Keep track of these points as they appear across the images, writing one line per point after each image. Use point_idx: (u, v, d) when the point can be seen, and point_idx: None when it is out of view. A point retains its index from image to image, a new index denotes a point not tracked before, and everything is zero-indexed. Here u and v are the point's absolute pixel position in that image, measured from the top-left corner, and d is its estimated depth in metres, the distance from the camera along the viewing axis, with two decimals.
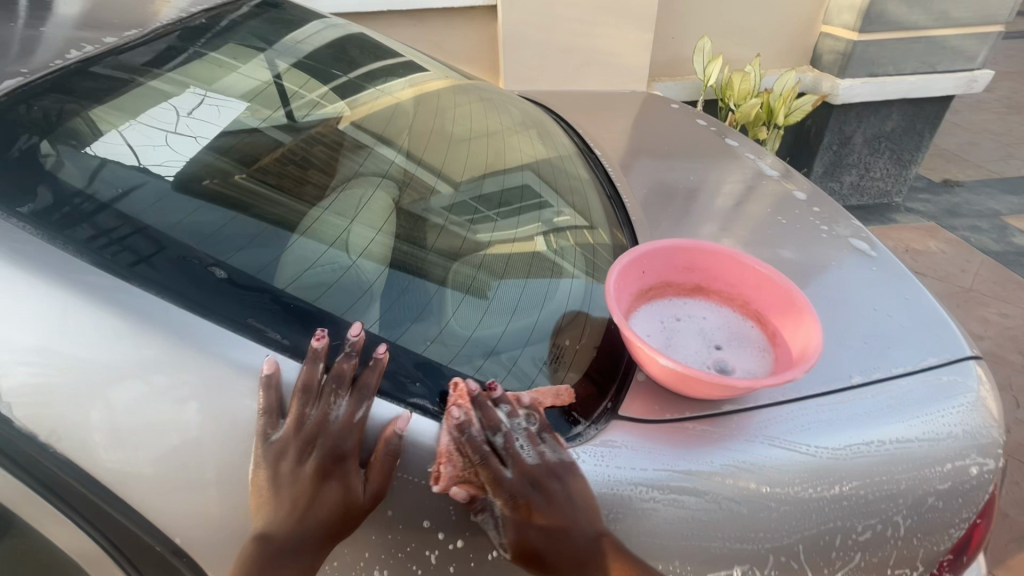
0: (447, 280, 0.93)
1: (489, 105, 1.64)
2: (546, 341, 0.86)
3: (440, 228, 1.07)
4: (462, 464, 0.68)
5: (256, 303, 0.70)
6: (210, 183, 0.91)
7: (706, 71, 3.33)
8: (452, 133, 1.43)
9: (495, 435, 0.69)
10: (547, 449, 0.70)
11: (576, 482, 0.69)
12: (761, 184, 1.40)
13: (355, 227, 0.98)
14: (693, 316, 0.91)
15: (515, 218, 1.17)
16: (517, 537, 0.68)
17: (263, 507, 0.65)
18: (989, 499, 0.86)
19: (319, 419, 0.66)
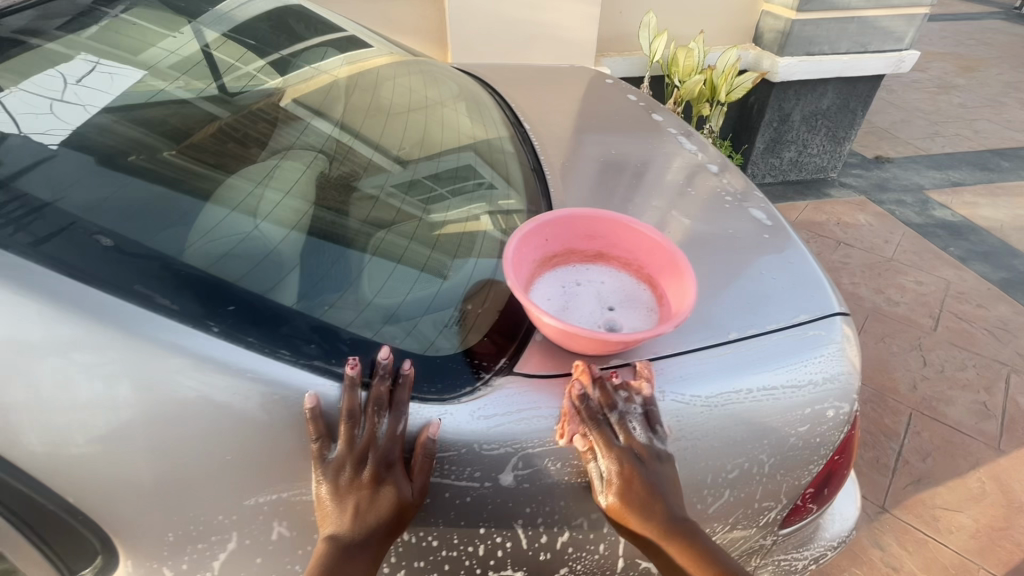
0: (371, 247, 0.97)
1: (433, 82, 1.65)
2: (450, 308, 0.90)
3: (373, 200, 1.11)
4: (580, 426, 0.78)
5: (145, 271, 0.70)
6: (137, 158, 0.92)
7: (652, 46, 3.39)
8: (387, 109, 1.45)
9: (614, 412, 0.78)
10: (655, 437, 0.80)
11: (667, 469, 0.80)
12: (678, 158, 1.47)
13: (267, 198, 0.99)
14: (592, 280, 0.97)
15: (433, 190, 1.19)
16: (615, 499, 0.78)
17: (328, 517, 0.71)
18: (845, 438, 0.98)
19: (367, 437, 0.72)
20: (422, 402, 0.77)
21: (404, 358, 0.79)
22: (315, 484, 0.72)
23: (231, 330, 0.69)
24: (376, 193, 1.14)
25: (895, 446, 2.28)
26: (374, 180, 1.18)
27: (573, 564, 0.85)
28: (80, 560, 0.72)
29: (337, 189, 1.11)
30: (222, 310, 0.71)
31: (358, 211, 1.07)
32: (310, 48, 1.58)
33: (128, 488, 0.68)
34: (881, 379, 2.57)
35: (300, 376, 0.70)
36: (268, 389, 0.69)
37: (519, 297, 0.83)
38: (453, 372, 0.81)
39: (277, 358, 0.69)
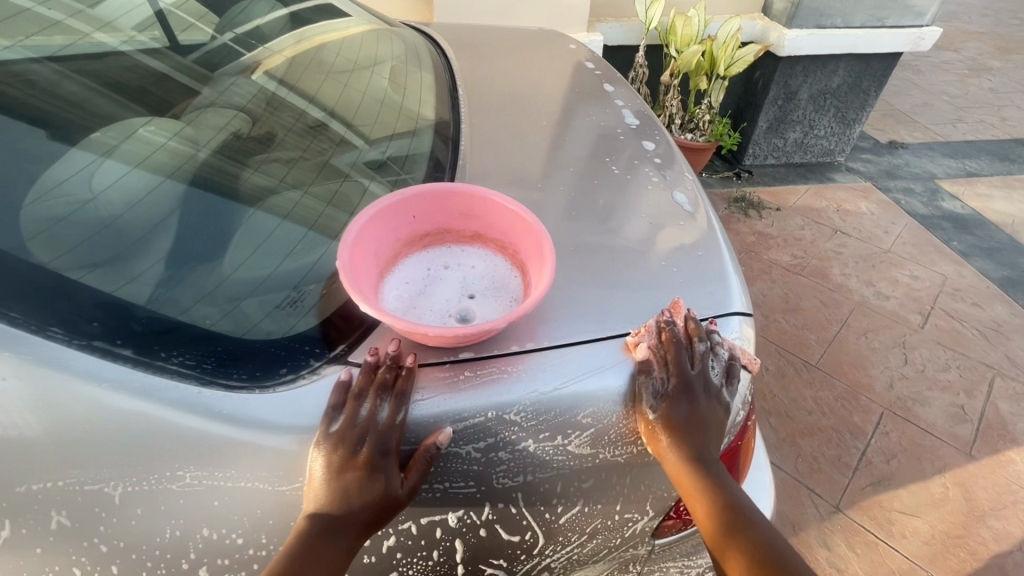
0: (262, 203, 0.92)
1: (375, 42, 1.52)
2: (286, 288, 0.81)
3: (284, 162, 1.03)
4: (663, 344, 0.84)
5: None
6: (103, 137, 0.90)
7: (648, 13, 3.18)
8: (327, 70, 1.36)
9: (701, 343, 0.85)
10: (721, 384, 0.86)
11: (714, 415, 0.85)
12: (615, 134, 1.35)
13: (124, 146, 0.90)
14: (462, 264, 0.89)
15: (330, 159, 1.08)
16: (665, 412, 0.81)
17: (315, 493, 0.71)
18: (725, 449, 0.90)
19: (368, 418, 0.72)
20: (227, 390, 0.69)
21: (211, 342, 0.72)
22: (90, 475, 0.66)
23: None
24: (281, 157, 1.04)
25: (859, 446, 2.16)
26: (280, 143, 1.08)
27: (404, 570, 0.80)
28: None
29: (218, 147, 1.00)
30: None
31: (211, 166, 0.95)
32: (277, 19, 1.50)
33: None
34: (855, 376, 2.43)
35: (71, 357, 0.64)
36: (30, 367, 0.63)
37: (347, 280, 0.74)
38: (275, 359, 0.74)
39: (47, 337, 0.64)
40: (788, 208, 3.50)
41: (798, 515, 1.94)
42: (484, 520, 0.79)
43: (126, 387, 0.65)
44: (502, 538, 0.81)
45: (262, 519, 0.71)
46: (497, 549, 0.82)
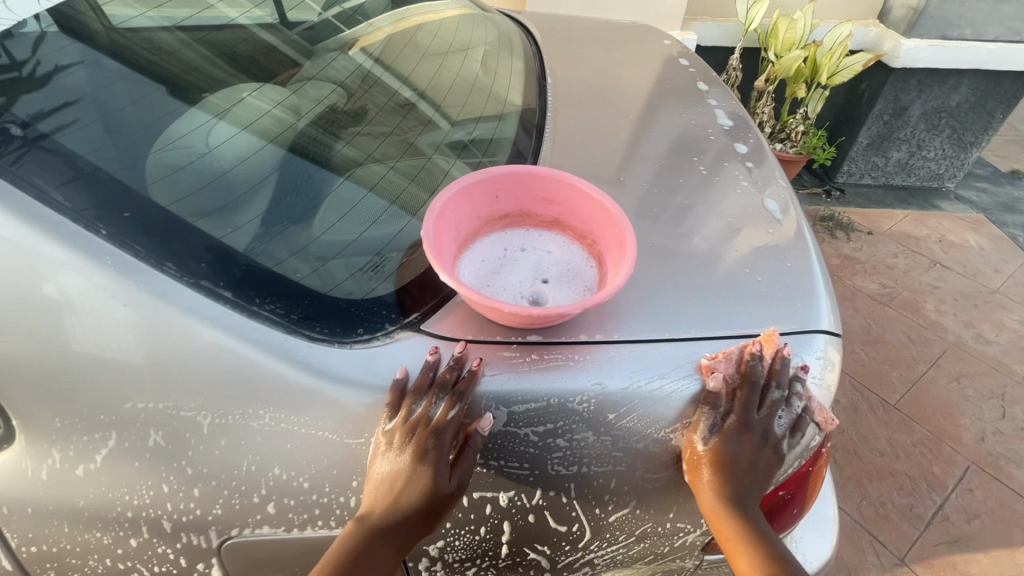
0: (350, 173, 0.96)
1: (468, 27, 1.55)
2: (370, 253, 0.85)
3: (377, 136, 1.07)
4: (732, 377, 0.81)
5: (46, 164, 0.71)
6: (211, 95, 0.97)
7: (750, 14, 3.02)
8: (420, 51, 1.40)
9: (777, 390, 0.81)
10: (785, 437, 0.83)
11: (763, 461, 0.81)
12: (706, 135, 1.29)
13: (237, 110, 0.98)
14: (538, 248, 0.89)
15: (416, 139, 1.11)
16: (717, 445, 0.78)
17: (375, 487, 0.74)
18: (795, 473, 0.85)
19: (424, 419, 0.73)
20: (310, 340, 0.73)
21: (299, 294, 0.76)
22: (187, 403, 0.72)
23: (120, 237, 0.69)
24: (368, 130, 1.09)
25: (936, 499, 1.97)
26: (371, 118, 1.13)
27: (451, 540, 0.82)
28: None
29: (313, 117, 1.06)
30: (115, 215, 0.71)
31: (307, 135, 1.00)
32: None
33: (10, 366, 0.70)
34: (940, 423, 2.21)
35: (180, 291, 0.70)
36: (146, 296, 0.69)
37: (429, 249, 0.76)
38: (354, 318, 0.77)
39: (161, 271, 0.70)
40: (882, 233, 3.23)
41: (857, 561, 1.79)
42: (534, 504, 0.79)
43: (224, 326, 0.70)
44: (550, 525, 0.81)
45: (328, 467, 0.75)
46: (543, 536, 0.82)
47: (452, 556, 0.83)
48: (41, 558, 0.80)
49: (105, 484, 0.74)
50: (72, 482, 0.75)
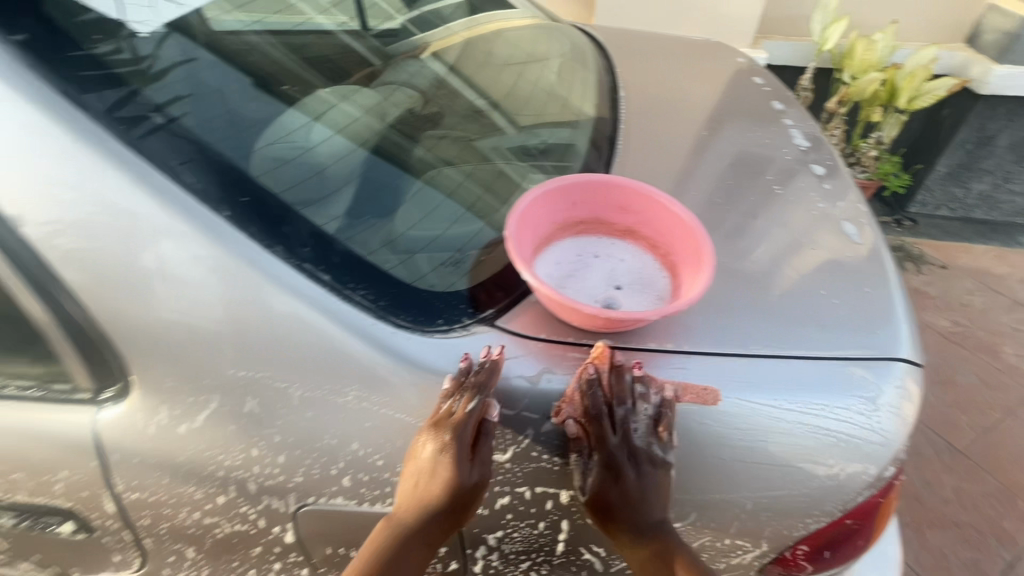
0: (423, 175, 1.02)
1: (542, 39, 1.59)
2: (451, 249, 0.90)
3: (451, 142, 1.14)
4: (583, 409, 0.78)
5: (182, 150, 0.77)
6: (288, 88, 1.04)
7: (825, 34, 2.94)
8: (496, 61, 1.45)
9: (621, 407, 0.78)
10: (657, 443, 0.78)
11: (660, 477, 0.78)
12: (781, 154, 1.28)
13: (333, 112, 1.06)
14: (612, 256, 0.91)
15: (492, 147, 1.17)
16: (598, 488, 0.79)
17: (405, 476, 0.78)
18: (865, 502, 0.83)
19: (451, 416, 0.75)
20: (395, 327, 0.78)
21: (388, 283, 0.81)
22: (283, 376, 0.78)
23: (239, 219, 0.75)
24: (441, 135, 1.16)
25: (1006, 556, 1.83)
26: (445, 125, 1.19)
27: (509, 532, 0.84)
28: (106, 380, 0.82)
29: (394, 121, 1.13)
30: (235, 199, 0.76)
31: (388, 138, 1.07)
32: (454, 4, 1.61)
33: (132, 329, 0.77)
34: (1014, 475, 2.05)
35: (287, 273, 0.75)
36: (256, 276, 0.74)
37: (512, 249, 0.80)
38: (435, 309, 0.82)
39: (271, 253, 0.75)
40: (958, 268, 3.04)
41: None
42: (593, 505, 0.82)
43: (321, 305, 0.75)
44: None
45: (402, 448, 0.80)
46: (600, 538, 0.84)
47: (509, 547, 0.86)
48: (139, 505, 0.87)
49: (203, 443, 0.81)
50: (175, 439, 0.82)
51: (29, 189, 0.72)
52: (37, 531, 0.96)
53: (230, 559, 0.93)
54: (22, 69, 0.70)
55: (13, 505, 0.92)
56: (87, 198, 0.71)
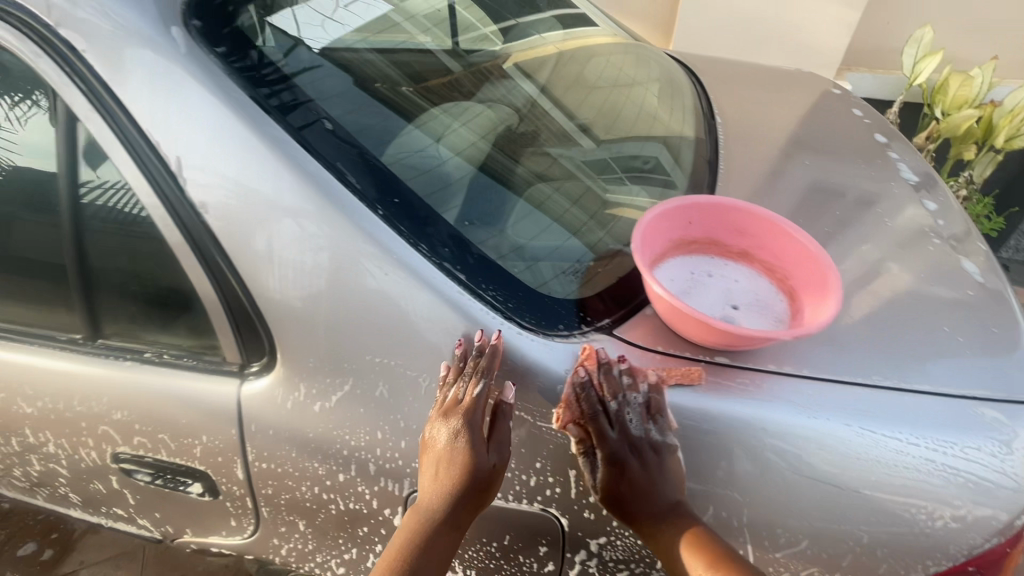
0: (524, 193, 1.05)
1: (636, 61, 1.64)
2: (572, 260, 0.95)
3: (551, 159, 1.17)
4: (580, 410, 0.82)
5: (346, 153, 0.85)
6: (380, 86, 1.04)
7: (915, 70, 2.83)
8: (592, 82, 1.49)
9: (614, 402, 0.83)
10: (653, 428, 0.82)
11: (671, 461, 0.82)
12: (890, 188, 1.25)
13: (451, 125, 1.10)
14: (726, 276, 0.93)
15: (596, 166, 1.21)
16: (607, 482, 0.83)
17: (426, 467, 0.83)
18: (992, 551, 0.80)
19: (460, 402, 0.81)
20: (521, 328, 0.83)
21: (516, 286, 0.86)
22: (418, 367, 0.84)
23: (391, 218, 0.82)
24: (544, 151, 1.19)
25: None
26: (545, 142, 1.23)
27: (612, 539, 0.89)
28: (254, 355, 0.90)
29: (499, 140, 1.15)
30: (388, 200, 0.84)
31: (494, 160, 1.09)
32: (542, 20, 1.61)
33: (287, 311, 0.85)
34: None
35: (429, 270, 0.81)
36: (403, 270, 0.80)
37: (638, 261, 0.84)
38: (557, 315, 0.86)
39: (417, 250, 0.82)
40: None
41: None
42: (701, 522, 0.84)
43: (458, 302, 0.81)
44: None
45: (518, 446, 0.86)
46: None
47: (610, 555, 0.90)
48: (265, 475, 0.95)
49: (334, 422, 0.88)
50: (309, 416, 0.89)
51: (219, 181, 0.81)
52: (167, 490, 1.06)
53: (337, 536, 1.00)
54: (223, 80, 0.82)
55: (153, 463, 1.02)
56: (263, 192, 0.81)
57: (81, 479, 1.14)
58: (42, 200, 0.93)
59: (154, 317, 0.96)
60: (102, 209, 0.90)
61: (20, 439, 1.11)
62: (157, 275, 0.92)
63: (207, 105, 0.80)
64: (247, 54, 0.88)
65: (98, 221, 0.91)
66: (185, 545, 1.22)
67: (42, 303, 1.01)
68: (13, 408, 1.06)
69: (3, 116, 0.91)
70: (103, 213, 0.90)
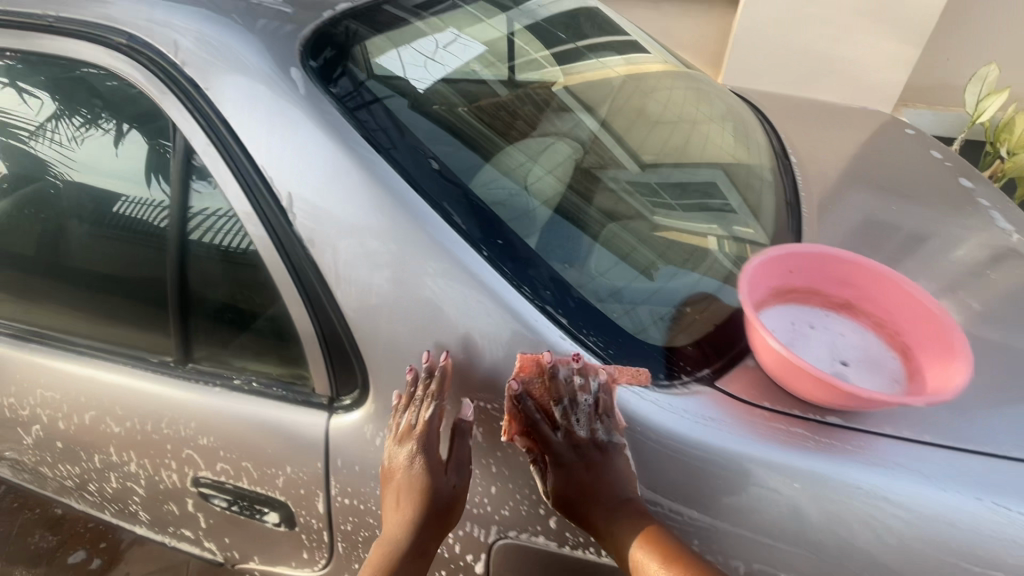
0: (599, 236, 0.99)
1: (698, 95, 1.57)
2: (669, 305, 0.92)
3: (613, 194, 1.11)
4: (523, 414, 0.81)
5: (452, 194, 0.85)
6: (438, 107, 1.02)
7: (979, 106, 2.73)
8: (652, 113, 1.42)
9: (558, 404, 0.82)
10: (599, 427, 0.82)
11: (622, 460, 0.82)
12: (985, 238, 1.21)
13: (519, 159, 1.05)
14: (829, 328, 0.89)
15: (663, 206, 1.14)
16: (560, 486, 0.83)
17: (389, 495, 0.86)
18: None
19: (416, 424, 0.83)
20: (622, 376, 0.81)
21: (616, 333, 0.84)
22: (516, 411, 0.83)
23: (495, 259, 0.82)
24: (613, 188, 1.13)
25: None
26: (608, 177, 1.16)
27: None
28: (345, 388, 0.91)
29: (569, 178, 1.10)
30: (492, 241, 0.84)
31: (564, 199, 1.04)
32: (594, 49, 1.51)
33: (385, 349, 0.85)
34: None
35: (532, 314, 0.80)
36: (506, 314, 0.79)
37: (748, 313, 0.82)
38: (657, 363, 0.84)
39: (520, 293, 0.81)
40: None
41: None
42: None
43: (561, 348, 0.80)
44: None
45: None
46: None
47: None
48: (346, 510, 0.95)
49: None
50: None
51: (327, 218, 0.83)
52: (242, 517, 1.06)
53: None
54: (336, 120, 0.84)
55: (232, 490, 1.03)
56: (369, 230, 0.81)
57: (156, 500, 1.16)
58: (152, 227, 0.97)
59: (246, 346, 0.98)
60: (206, 240, 0.93)
61: (102, 457, 1.13)
62: (256, 307, 0.94)
63: (322, 144, 0.82)
64: (347, 88, 0.89)
65: (203, 250, 0.94)
66: (248, 570, 1.22)
67: (138, 326, 1.05)
68: (101, 426, 1.08)
69: (66, 136, 1.00)
70: (208, 241, 0.93)
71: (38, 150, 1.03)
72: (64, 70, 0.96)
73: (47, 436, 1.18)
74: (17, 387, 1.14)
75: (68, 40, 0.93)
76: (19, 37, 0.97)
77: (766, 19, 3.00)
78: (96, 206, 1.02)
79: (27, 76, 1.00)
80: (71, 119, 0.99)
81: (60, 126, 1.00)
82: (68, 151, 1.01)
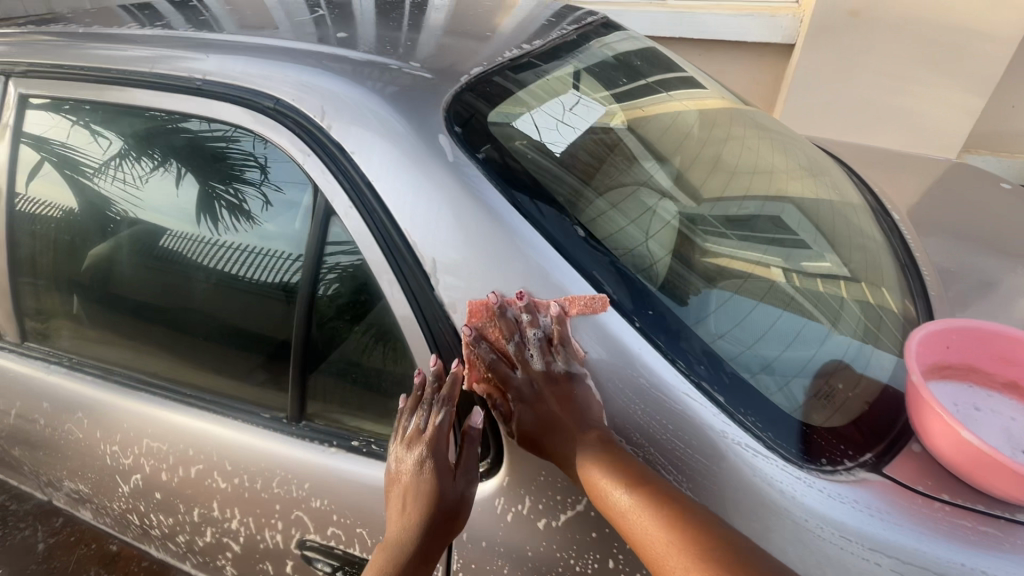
0: (694, 298, 0.90)
1: (765, 135, 1.52)
2: (817, 379, 0.88)
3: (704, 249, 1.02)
4: (483, 358, 0.82)
5: (598, 261, 0.84)
6: (489, 150, 0.90)
7: None
8: (726, 162, 1.33)
9: (512, 342, 0.82)
10: (556, 359, 0.81)
11: (584, 393, 0.80)
12: None
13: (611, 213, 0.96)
14: (999, 412, 0.83)
15: (760, 264, 1.04)
16: (527, 424, 0.81)
17: (398, 503, 0.81)
18: None
19: (423, 425, 0.82)
20: (785, 460, 0.76)
21: (774, 411, 0.80)
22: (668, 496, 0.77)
23: (648, 331, 0.79)
24: (705, 243, 1.04)
25: None
26: (691, 230, 1.05)
27: None
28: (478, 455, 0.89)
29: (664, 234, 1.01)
30: (643, 311, 0.82)
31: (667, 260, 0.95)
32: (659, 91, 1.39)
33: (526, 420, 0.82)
34: None
35: (692, 391, 0.77)
36: (665, 390, 0.76)
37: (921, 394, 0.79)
38: (818, 446, 0.79)
39: (676, 367, 0.78)
40: None
41: None
42: None
43: (720, 426, 0.76)
44: None
45: None
46: None
47: None
48: None
49: (558, 543, 0.83)
50: (531, 532, 0.84)
51: (470, 283, 0.81)
52: None
53: None
54: (485, 185, 0.84)
55: (340, 555, 0.99)
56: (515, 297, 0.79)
57: (251, 558, 1.12)
58: (281, 282, 0.97)
59: (367, 406, 0.96)
60: (336, 298, 0.93)
61: (202, 511, 1.11)
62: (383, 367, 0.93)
63: (470, 208, 0.81)
64: (493, 153, 0.90)
65: (334, 306, 0.94)
66: None
67: (255, 380, 1.04)
68: (206, 481, 1.06)
69: (132, 176, 1.09)
70: (337, 300, 0.93)
71: (106, 189, 1.12)
72: (129, 116, 1.06)
73: (146, 486, 1.16)
74: (123, 436, 1.14)
75: (213, 101, 0.96)
76: (95, 89, 1.07)
77: (825, 66, 2.99)
78: (220, 260, 1.02)
79: (96, 119, 1.10)
80: (138, 160, 1.07)
81: (125, 164, 1.09)
82: (132, 190, 1.10)
